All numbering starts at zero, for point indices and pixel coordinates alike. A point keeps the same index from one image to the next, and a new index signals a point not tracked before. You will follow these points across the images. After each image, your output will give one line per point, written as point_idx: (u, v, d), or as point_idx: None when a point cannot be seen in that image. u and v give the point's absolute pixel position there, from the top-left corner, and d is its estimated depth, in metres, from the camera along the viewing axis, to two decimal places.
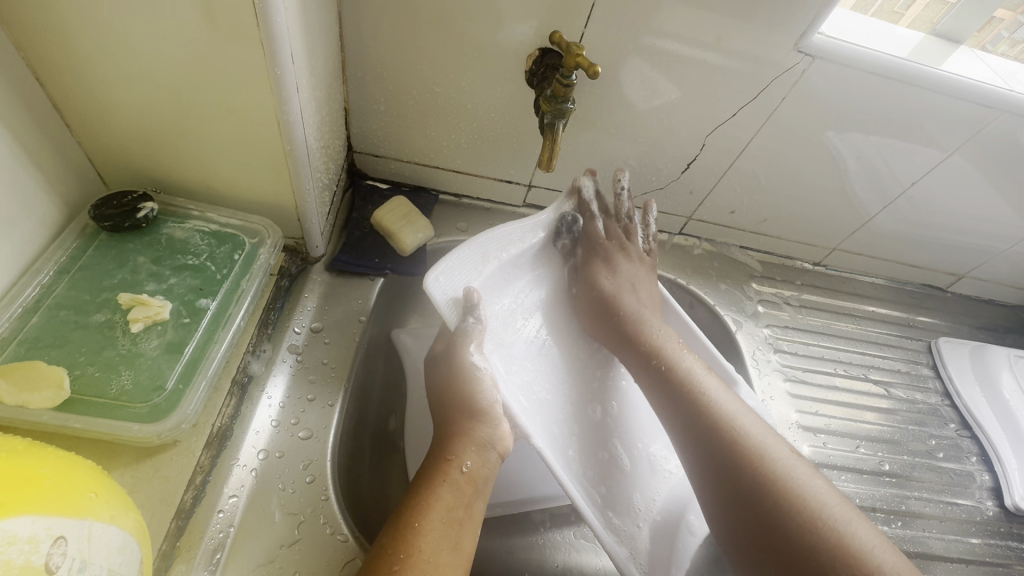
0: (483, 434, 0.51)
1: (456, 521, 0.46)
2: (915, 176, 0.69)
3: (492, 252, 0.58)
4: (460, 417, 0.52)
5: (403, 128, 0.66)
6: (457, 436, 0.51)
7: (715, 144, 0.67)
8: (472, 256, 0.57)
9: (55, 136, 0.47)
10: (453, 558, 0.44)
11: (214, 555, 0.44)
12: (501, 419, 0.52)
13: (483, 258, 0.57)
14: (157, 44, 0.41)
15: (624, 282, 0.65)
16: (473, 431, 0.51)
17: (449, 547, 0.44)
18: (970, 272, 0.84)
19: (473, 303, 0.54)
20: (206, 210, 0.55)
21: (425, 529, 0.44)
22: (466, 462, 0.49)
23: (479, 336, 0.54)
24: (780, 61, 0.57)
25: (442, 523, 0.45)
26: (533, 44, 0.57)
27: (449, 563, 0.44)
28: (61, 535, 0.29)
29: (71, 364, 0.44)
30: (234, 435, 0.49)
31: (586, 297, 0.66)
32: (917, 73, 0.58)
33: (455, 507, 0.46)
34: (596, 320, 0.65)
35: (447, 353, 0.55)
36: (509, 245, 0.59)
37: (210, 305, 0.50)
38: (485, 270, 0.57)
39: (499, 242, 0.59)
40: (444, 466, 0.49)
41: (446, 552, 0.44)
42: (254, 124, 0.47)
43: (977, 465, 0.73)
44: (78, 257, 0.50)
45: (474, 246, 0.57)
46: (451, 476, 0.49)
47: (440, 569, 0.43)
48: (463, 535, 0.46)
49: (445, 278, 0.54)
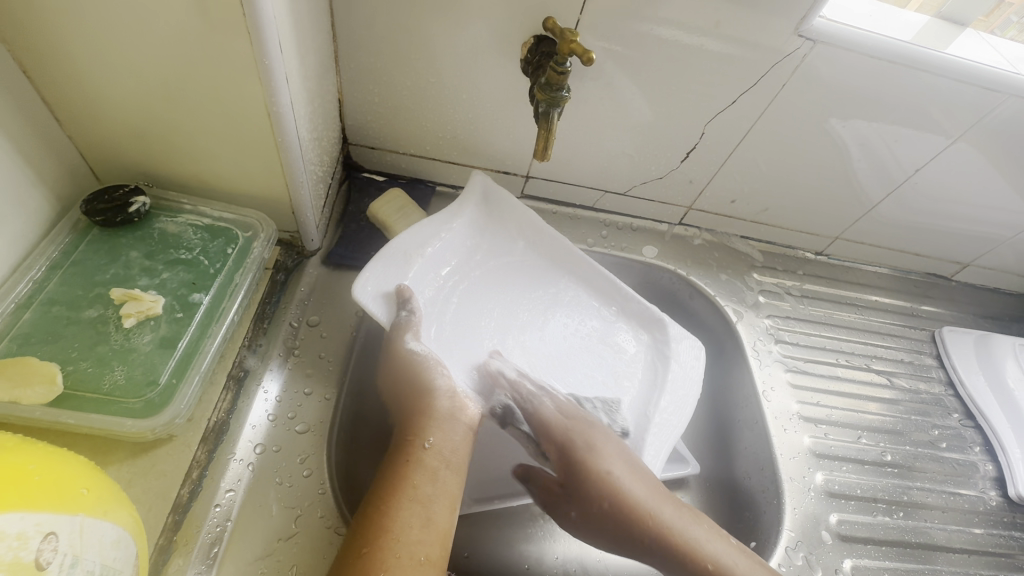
0: (444, 408, 0.53)
1: (424, 497, 0.47)
2: (918, 164, 0.68)
3: (414, 253, 0.59)
4: (421, 395, 0.53)
5: (399, 119, 0.65)
6: (418, 416, 0.52)
7: (715, 132, 0.66)
8: (395, 261, 0.57)
9: (46, 131, 0.46)
10: (425, 535, 0.45)
11: (212, 549, 0.44)
12: (454, 392, 0.54)
13: (407, 261, 0.58)
14: (142, 37, 0.40)
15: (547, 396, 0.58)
16: (431, 407, 0.52)
17: (421, 524, 0.45)
18: (976, 260, 0.83)
19: (405, 297, 0.55)
20: (199, 203, 0.55)
21: (392, 509, 0.45)
22: (427, 439, 0.50)
23: (413, 328, 0.54)
24: (780, 47, 0.56)
25: (410, 501, 0.46)
26: (528, 31, 0.56)
27: (419, 540, 0.44)
28: (52, 530, 0.29)
29: (64, 359, 0.44)
30: (230, 430, 0.49)
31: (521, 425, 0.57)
32: (920, 57, 0.56)
33: (422, 486, 0.47)
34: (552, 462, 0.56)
35: (387, 347, 0.55)
36: (428, 244, 0.61)
37: (202, 300, 0.50)
38: (409, 270, 0.58)
39: (417, 242, 0.60)
40: (407, 445, 0.50)
41: (418, 530, 0.45)
42: (244, 117, 0.46)
43: (980, 455, 0.72)
44: (71, 252, 0.50)
45: (393, 249, 0.58)
46: (415, 455, 0.49)
47: (412, 547, 0.44)
48: (433, 511, 0.46)
49: (371, 285, 0.55)
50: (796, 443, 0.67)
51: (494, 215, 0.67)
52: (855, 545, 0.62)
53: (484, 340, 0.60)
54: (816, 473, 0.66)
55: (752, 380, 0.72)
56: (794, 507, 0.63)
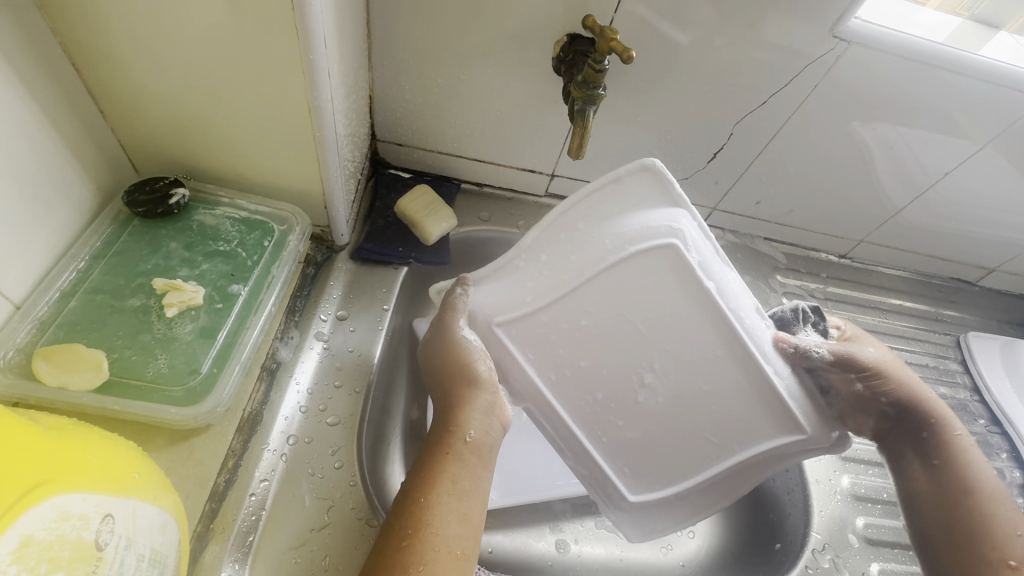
0: (483, 402, 0.49)
1: (460, 490, 0.45)
2: (948, 167, 0.67)
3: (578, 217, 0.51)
4: (459, 385, 0.51)
5: (428, 116, 0.66)
6: (457, 405, 0.50)
7: (744, 132, 0.66)
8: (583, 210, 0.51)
9: (90, 122, 0.47)
10: (461, 529, 0.43)
11: (247, 538, 0.45)
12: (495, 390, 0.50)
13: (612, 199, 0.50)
14: (192, 31, 0.41)
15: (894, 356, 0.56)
16: (472, 399, 0.49)
17: (459, 519, 0.44)
18: (1001, 266, 0.82)
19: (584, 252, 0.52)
20: (235, 196, 0.55)
21: (432, 504, 0.43)
22: (469, 432, 0.48)
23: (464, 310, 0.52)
24: (815, 48, 0.56)
25: (447, 496, 0.44)
26: (561, 30, 0.56)
27: (457, 535, 0.43)
28: (109, 512, 0.29)
29: (108, 347, 0.44)
30: (265, 420, 0.50)
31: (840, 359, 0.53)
32: (956, 59, 0.56)
33: (461, 479, 0.45)
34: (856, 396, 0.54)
35: (437, 332, 0.53)
36: (580, 217, 0.51)
37: (241, 291, 0.50)
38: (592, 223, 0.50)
39: (584, 211, 0.51)
40: (446, 437, 0.48)
41: (456, 525, 0.43)
42: (287, 112, 0.47)
43: (1007, 462, 0.71)
44: (113, 242, 0.50)
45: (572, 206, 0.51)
46: (455, 447, 0.47)
47: (449, 542, 0.42)
48: (471, 506, 0.45)
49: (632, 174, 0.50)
50: None
51: (556, 248, 0.51)
52: (881, 549, 0.62)
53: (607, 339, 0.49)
54: (842, 476, 0.65)
55: None
56: (820, 509, 0.62)
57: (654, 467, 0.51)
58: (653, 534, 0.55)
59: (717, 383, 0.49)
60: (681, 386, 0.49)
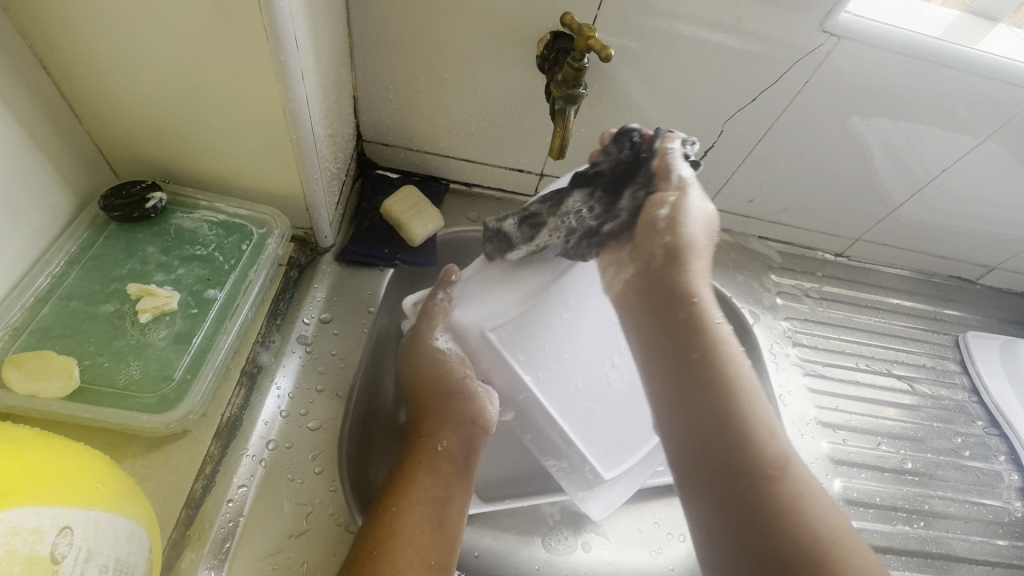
0: (459, 413, 0.53)
1: (433, 500, 0.48)
2: (945, 163, 0.65)
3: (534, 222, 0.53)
4: (434, 398, 0.54)
5: (413, 116, 0.65)
6: (435, 416, 0.53)
7: (734, 130, 0.64)
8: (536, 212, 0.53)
9: (65, 127, 0.47)
10: (435, 537, 0.46)
11: (224, 544, 0.44)
12: (473, 393, 0.53)
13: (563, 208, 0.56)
14: (161, 34, 0.41)
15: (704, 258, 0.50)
16: (447, 412, 0.53)
17: (432, 527, 0.47)
18: (1002, 263, 0.80)
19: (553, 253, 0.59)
20: (214, 200, 0.55)
21: (405, 514, 0.46)
22: (443, 441, 0.52)
23: (443, 317, 0.53)
24: (804, 43, 0.55)
25: (420, 504, 0.47)
26: (544, 27, 0.55)
27: (430, 543, 0.46)
28: (67, 524, 0.29)
29: (81, 354, 0.44)
30: (244, 425, 0.49)
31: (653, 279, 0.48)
32: (950, 53, 0.55)
33: (434, 488, 0.49)
34: (649, 290, 0.49)
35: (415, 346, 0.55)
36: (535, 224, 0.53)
37: (217, 296, 0.50)
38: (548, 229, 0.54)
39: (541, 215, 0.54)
40: (420, 449, 0.52)
41: (428, 534, 0.46)
42: (261, 114, 0.46)
43: (1006, 464, 0.71)
44: (88, 247, 0.50)
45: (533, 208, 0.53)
46: (430, 456, 0.51)
47: (421, 550, 0.45)
48: (444, 514, 0.48)
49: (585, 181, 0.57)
50: (813, 448, 0.66)
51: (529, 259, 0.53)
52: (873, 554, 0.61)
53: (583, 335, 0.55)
54: (834, 479, 0.65)
55: (769, 383, 0.70)
56: None
57: (618, 442, 0.56)
58: (611, 507, 0.59)
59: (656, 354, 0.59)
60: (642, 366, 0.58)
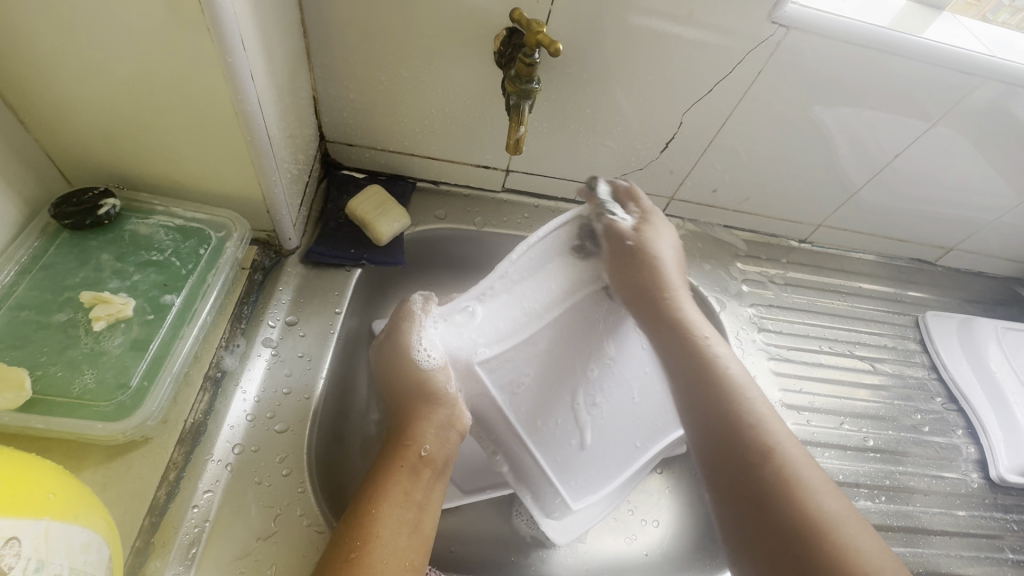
0: (440, 416, 0.53)
1: (414, 502, 0.48)
2: (899, 147, 0.67)
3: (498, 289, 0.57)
4: (417, 400, 0.55)
5: (375, 115, 0.65)
6: (417, 420, 0.53)
7: (692, 121, 0.66)
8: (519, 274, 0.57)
9: (12, 135, 0.46)
10: (410, 541, 0.46)
11: (190, 550, 0.44)
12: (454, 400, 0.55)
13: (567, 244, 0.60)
14: (104, 38, 0.40)
15: (675, 259, 0.60)
16: (429, 414, 0.53)
17: (408, 531, 0.47)
18: (959, 244, 0.83)
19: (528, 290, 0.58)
20: (170, 204, 0.54)
21: (382, 516, 0.46)
22: (425, 446, 0.52)
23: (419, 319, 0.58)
24: (753, 33, 0.56)
25: (399, 506, 0.47)
26: (499, 24, 0.55)
27: (406, 546, 0.46)
28: (14, 535, 0.29)
29: (33, 364, 0.44)
30: (208, 431, 0.49)
31: (631, 257, 0.58)
32: (895, 40, 0.56)
33: (415, 491, 0.49)
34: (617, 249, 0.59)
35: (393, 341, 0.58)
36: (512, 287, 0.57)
37: (174, 301, 0.50)
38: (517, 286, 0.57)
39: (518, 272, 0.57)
40: (402, 449, 0.52)
41: (406, 536, 0.46)
42: (212, 118, 0.46)
43: (963, 438, 0.73)
44: (41, 256, 0.49)
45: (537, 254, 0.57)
46: (409, 460, 0.51)
47: (399, 553, 0.45)
48: (421, 517, 0.48)
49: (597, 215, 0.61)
50: None
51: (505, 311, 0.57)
52: None
53: (552, 386, 0.57)
54: None
55: None
56: None
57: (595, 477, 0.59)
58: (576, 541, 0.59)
59: (645, 394, 0.61)
60: (621, 402, 0.60)
